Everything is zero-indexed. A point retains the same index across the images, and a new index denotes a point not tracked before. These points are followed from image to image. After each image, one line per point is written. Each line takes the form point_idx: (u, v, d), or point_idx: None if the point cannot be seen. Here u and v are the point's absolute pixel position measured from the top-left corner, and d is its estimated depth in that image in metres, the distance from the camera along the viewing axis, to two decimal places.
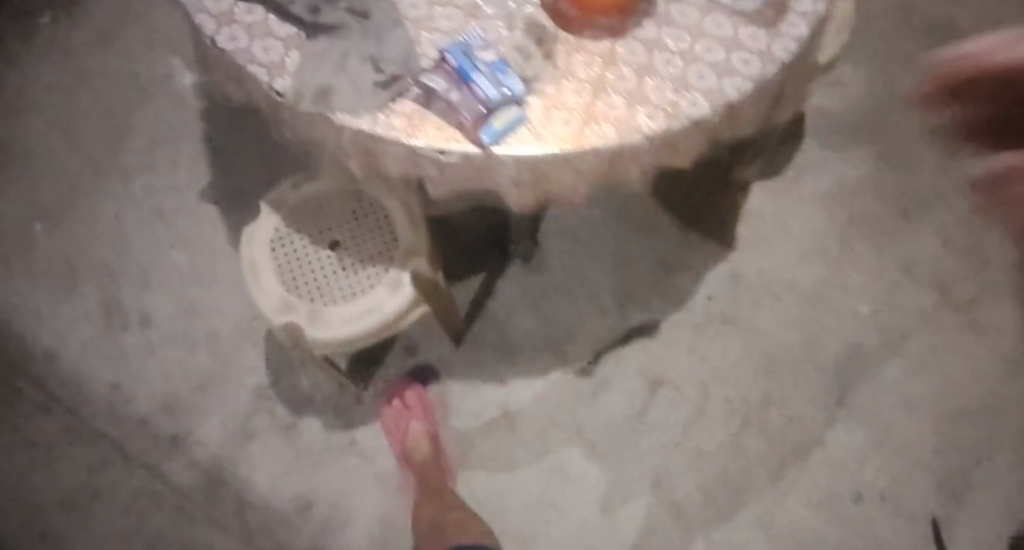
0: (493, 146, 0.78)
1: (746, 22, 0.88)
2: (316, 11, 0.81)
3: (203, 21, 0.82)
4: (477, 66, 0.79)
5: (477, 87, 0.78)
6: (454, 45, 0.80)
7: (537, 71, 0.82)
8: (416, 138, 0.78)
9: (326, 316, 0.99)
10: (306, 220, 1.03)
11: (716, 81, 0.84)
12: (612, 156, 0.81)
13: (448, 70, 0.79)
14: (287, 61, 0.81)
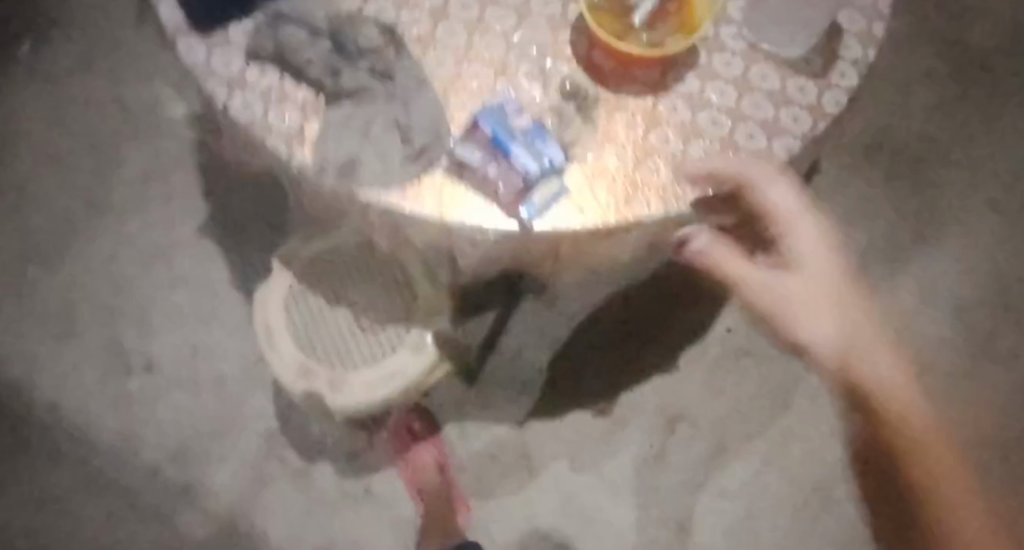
0: (533, 223, 0.73)
1: (795, 71, 0.81)
2: (336, 73, 0.74)
3: (215, 89, 0.76)
4: (514, 134, 0.73)
5: (516, 159, 0.72)
6: (487, 110, 0.74)
7: (576, 135, 0.76)
8: (450, 215, 0.73)
9: (345, 382, 0.96)
10: (317, 279, 0.95)
11: (765, 140, 0.79)
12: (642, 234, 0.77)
13: (482, 139, 0.73)
14: (307, 130, 0.75)
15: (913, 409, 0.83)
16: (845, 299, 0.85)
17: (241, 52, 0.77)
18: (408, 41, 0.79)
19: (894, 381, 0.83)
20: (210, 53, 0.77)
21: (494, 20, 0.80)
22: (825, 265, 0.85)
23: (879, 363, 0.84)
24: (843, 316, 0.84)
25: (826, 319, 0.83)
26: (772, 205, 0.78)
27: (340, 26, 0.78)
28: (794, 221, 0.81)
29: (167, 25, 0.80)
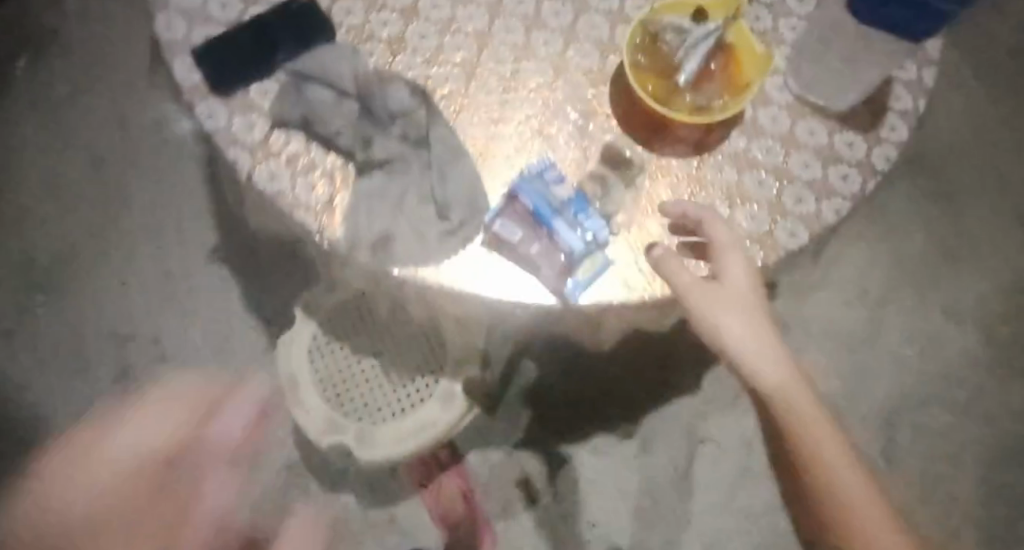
0: (577, 299, 0.70)
1: (844, 125, 0.78)
2: (367, 143, 0.71)
3: (237, 156, 0.72)
4: (555, 208, 0.70)
5: (559, 235, 0.69)
6: (526, 181, 0.71)
7: (618, 204, 0.73)
8: (491, 291, 0.70)
9: (376, 434, 0.94)
10: (345, 328, 0.93)
11: (814, 203, 0.76)
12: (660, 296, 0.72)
13: (523, 213, 0.70)
14: (337, 202, 0.71)
15: (821, 430, 0.68)
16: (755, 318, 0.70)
17: (265, 116, 0.73)
18: (440, 100, 0.75)
19: (806, 409, 0.69)
20: (231, 117, 0.72)
21: (530, 75, 0.77)
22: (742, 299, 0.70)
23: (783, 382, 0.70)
24: (765, 338, 0.71)
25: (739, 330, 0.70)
26: (723, 247, 0.70)
27: (370, 87, 0.74)
28: (730, 252, 0.70)
29: (180, 82, 0.74)
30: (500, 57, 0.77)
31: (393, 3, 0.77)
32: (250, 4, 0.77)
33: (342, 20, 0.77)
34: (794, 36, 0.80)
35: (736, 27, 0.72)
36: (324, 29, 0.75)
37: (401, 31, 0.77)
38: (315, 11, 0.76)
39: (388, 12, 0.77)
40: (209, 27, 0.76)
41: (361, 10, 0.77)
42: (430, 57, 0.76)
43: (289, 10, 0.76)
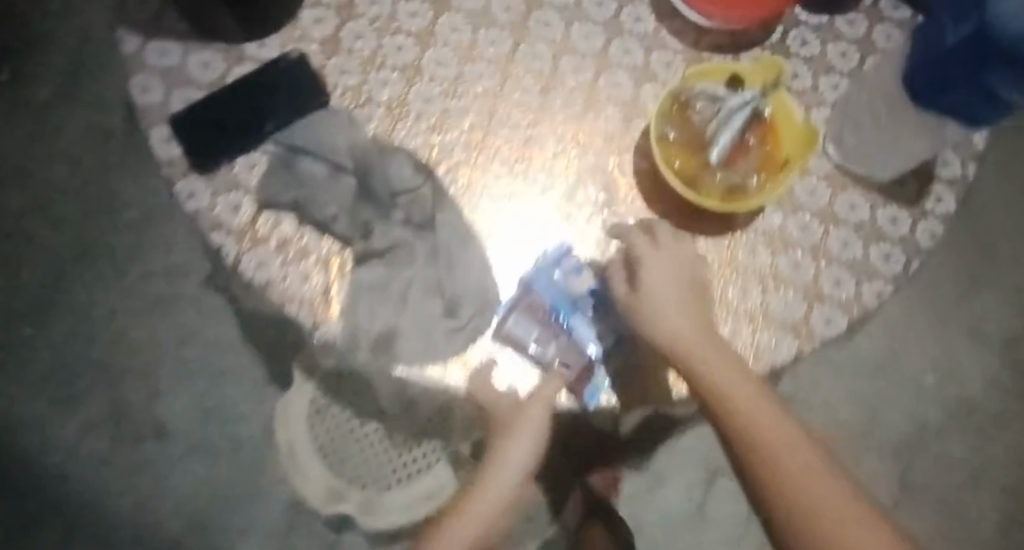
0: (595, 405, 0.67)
1: (886, 198, 0.71)
2: (366, 233, 0.65)
3: (222, 244, 0.65)
4: (575, 303, 0.67)
5: (578, 335, 0.66)
6: (543, 272, 0.66)
7: None
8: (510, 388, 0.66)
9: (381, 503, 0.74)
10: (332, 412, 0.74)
11: (854, 286, 0.69)
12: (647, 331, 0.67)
13: (541, 309, 0.66)
14: (333, 294, 0.65)
15: (736, 390, 0.53)
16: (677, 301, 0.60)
17: (252, 196, 0.66)
18: (445, 175, 0.68)
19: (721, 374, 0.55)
20: (215, 198, 0.66)
21: (544, 143, 0.70)
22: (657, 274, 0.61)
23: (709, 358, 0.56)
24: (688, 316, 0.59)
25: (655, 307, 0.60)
26: (648, 246, 0.63)
27: (368, 160, 0.67)
28: (654, 250, 0.63)
29: (160, 154, 0.67)
30: (512, 122, 0.70)
31: (393, 61, 0.70)
32: (234, 62, 0.69)
33: (336, 81, 0.69)
34: (837, 96, 0.72)
35: (776, 97, 0.65)
36: (316, 93, 0.68)
37: (403, 93, 0.69)
38: (306, 73, 0.68)
39: (388, 70, 0.70)
40: (188, 89, 0.68)
41: (359, 70, 0.70)
42: (436, 123, 0.69)
43: (276, 69, 0.68)
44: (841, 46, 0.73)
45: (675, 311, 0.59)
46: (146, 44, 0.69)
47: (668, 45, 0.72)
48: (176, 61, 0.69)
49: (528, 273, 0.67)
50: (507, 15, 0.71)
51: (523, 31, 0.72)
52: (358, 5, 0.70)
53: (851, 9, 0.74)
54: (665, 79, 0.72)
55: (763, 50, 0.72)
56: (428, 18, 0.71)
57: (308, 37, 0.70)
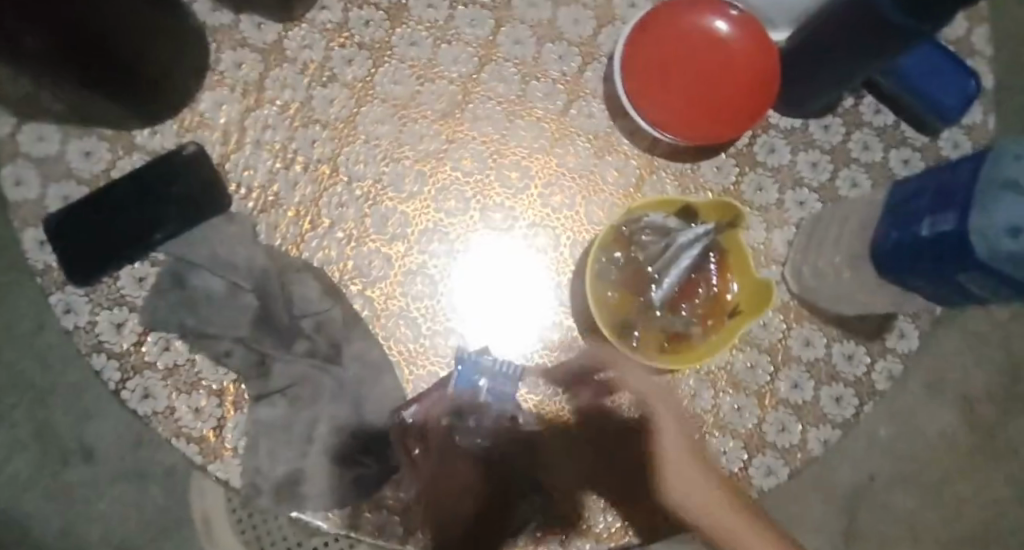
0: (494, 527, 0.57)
1: (845, 333, 0.64)
2: (263, 370, 0.59)
3: (103, 370, 0.57)
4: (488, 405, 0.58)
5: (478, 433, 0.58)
6: (470, 373, 0.59)
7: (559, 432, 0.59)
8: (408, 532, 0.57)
9: None
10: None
11: (799, 431, 0.62)
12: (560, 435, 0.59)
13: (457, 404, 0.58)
14: (229, 429, 0.57)
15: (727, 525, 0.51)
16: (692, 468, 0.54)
17: (140, 314, 0.58)
18: (356, 298, 0.60)
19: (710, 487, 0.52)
20: (95, 314, 0.58)
21: (473, 258, 0.62)
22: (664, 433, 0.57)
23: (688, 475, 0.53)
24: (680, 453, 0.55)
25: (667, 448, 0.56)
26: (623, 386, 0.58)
27: (270, 277, 0.60)
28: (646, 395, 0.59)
29: (38, 254, 0.58)
30: (439, 233, 0.62)
31: (305, 157, 0.61)
32: (123, 153, 0.60)
33: (240, 179, 0.61)
34: (803, 214, 0.65)
35: (731, 234, 0.57)
36: (217, 197, 0.60)
37: (317, 196, 0.61)
38: (208, 171, 0.60)
39: (298, 168, 0.61)
40: (69, 184, 0.59)
41: (266, 167, 0.61)
42: (353, 233, 0.61)
43: (169, 167, 0.59)
44: (814, 155, 0.66)
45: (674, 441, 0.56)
46: (21, 126, 0.59)
47: (623, 148, 0.64)
48: (54, 149, 0.59)
49: (452, 393, 0.58)
50: (438, 106, 0.63)
51: (456, 127, 0.63)
52: (268, 88, 0.62)
53: (827, 112, 0.66)
54: (612, 190, 0.64)
55: (724, 158, 0.65)
56: (348, 106, 0.62)
57: (209, 123, 0.61)
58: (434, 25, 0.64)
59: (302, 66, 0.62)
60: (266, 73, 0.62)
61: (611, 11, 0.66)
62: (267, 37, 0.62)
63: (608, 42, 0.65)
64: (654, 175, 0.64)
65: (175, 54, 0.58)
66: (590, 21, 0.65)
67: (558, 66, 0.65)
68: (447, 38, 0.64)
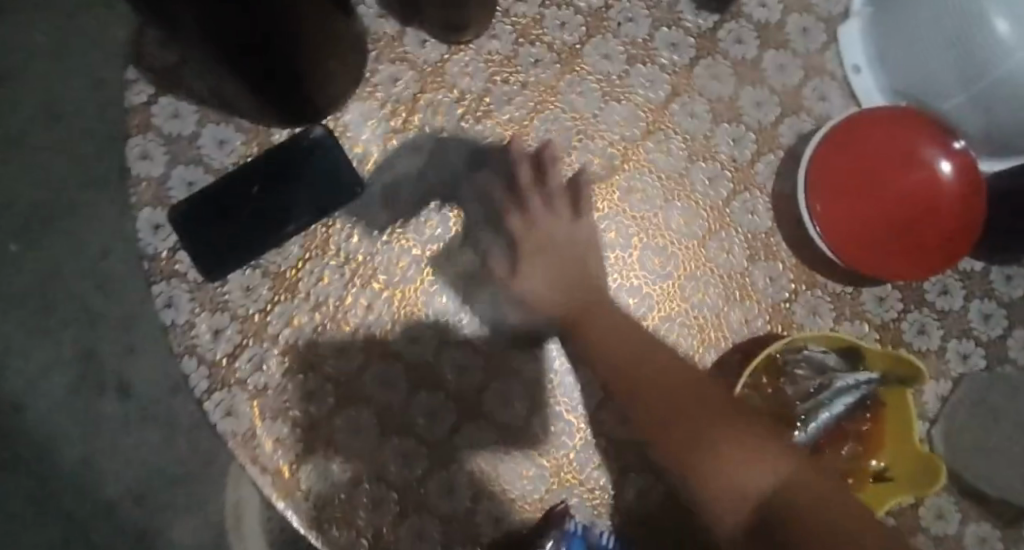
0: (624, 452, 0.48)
1: (983, 513, 0.57)
2: (355, 416, 0.54)
3: (192, 376, 0.53)
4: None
5: None
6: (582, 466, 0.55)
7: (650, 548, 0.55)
8: None
9: None
10: None
11: None
12: (564, 249, 0.54)
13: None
14: (305, 469, 0.53)
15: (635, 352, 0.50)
16: (550, 292, 0.53)
17: (241, 323, 0.54)
18: (463, 356, 0.56)
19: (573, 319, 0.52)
20: (195, 316, 0.54)
21: None
22: (540, 272, 0.53)
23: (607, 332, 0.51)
24: (540, 275, 0.53)
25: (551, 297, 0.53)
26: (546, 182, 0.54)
27: (378, 312, 0.55)
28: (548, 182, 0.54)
29: (152, 235, 0.54)
30: None
31: (442, 194, 0.57)
32: (255, 148, 0.56)
33: (370, 201, 0.56)
34: (959, 369, 0.58)
35: (897, 391, 0.53)
36: (342, 205, 0.56)
37: (446, 234, 0.56)
38: (341, 168, 0.55)
39: (433, 203, 0.57)
40: (193, 170, 0.56)
41: (399, 196, 0.56)
42: (474, 284, 0.56)
43: (299, 157, 0.55)
44: (990, 306, 0.59)
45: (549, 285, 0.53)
46: (156, 98, 0.56)
47: (781, 255, 0.58)
48: (186, 130, 0.56)
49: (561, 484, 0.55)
50: (593, 167, 0.58)
51: (607, 194, 0.58)
52: (419, 111, 0.57)
53: (1017, 264, 0.59)
54: (761, 296, 0.57)
55: (889, 290, 0.58)
56: (498, 147, 0.57)
57: (350, 136, 0.57)
58: (606, 79, 0.58)
59: (458, 95, 0.58)
60: (420, 94, 0.57)
61: (799, 100, 0.59)
62: (429, 56, 0.58)
63: (790, 134, 0.59)
64: (810, 291, 0.58)
65: (338, 62, 0.53)
66: (775, 107, 0.59)
67: (730, 150, 0.58)
68: (618, 94, 0.59)
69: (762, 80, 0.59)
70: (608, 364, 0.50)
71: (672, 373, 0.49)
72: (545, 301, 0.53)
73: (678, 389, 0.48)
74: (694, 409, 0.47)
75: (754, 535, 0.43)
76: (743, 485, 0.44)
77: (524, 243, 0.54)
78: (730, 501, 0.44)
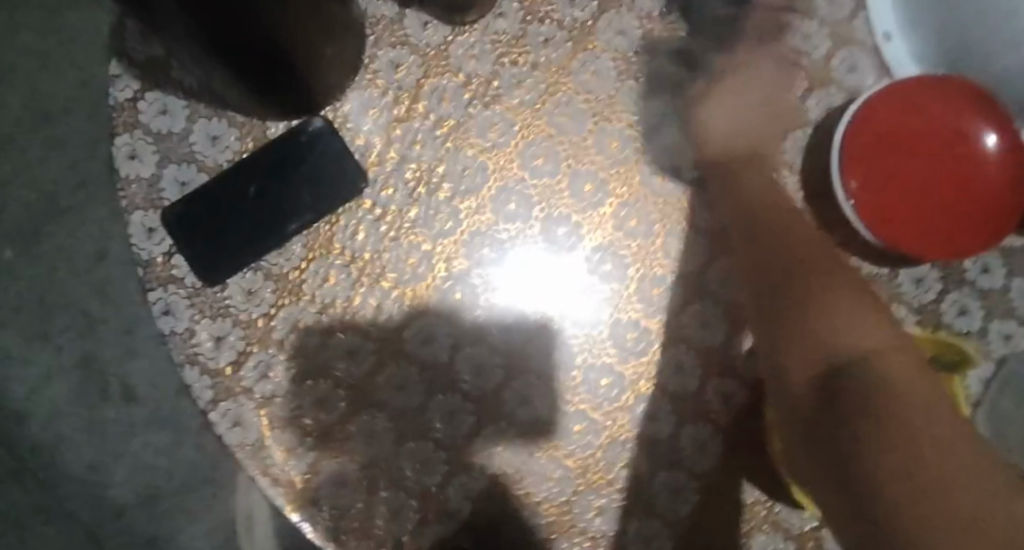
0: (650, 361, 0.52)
1: None
2: (368, 423, 0.51)
3: (194, 387, 0.50)
4: None
5: None
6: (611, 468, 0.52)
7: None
8: None
9: None
10: None
11: None
12: (779, 108, 0.55)
13: None
14: (319, 480, 0.50)
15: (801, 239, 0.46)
16: (723, 122, 0.55)
17: (245, 329, 0.51)
18: (480, 356, 0.52)
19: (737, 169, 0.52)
20: (195, 322, 0.50)
21: (624, 335, 0.53)
22: (721, 114, 0.55)
23: (750, 183, 0.51)
24: (736, 102, 0.56)
25: (713, 129, 0.54)
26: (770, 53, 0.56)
27: (388, 312, 0.52)
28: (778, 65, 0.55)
29: (145, 239, 0.51)
30: (588, 298, 0.53)
31: (451, 185, 0.53)
32: (250, 144, 0.53)
33: (376, 195, 0.53)
34: (1006, 351, 0.55)
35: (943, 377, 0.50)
36: (344, 199, 0.52)
37: (458, 227, 0.53)
38: (342, 160, 0.52)
39: (442, 195, 0.53)
40: (187, 169, 0.53)
41: (406, 189, 0.53)
42: (490, 279, 0.53)
43: (298, 146, 0.52)
44: None
45: (724, 117, 0.55)
46: (142, 93, 0.52)
47: None
48: (177, 127, 0.52)
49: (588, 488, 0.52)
50: (612, 151, 0.54)
51: (626, 179, 0.54)
52: (424, 98, 0.54)
53: None
54: None
55: (928, 271, 0.55)
56: (509, 133, 0.54)
57: (351, 127, 0.53)
58: (621, 56, 0.55)
59: (465, 80, 0.54)
60: (424, 80, 0.54)
61: (826, 74, 0.56)
62: (432, 40, 0.54)
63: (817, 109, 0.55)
64: None
65: (336, 48, 0.50)
66: (801, 81, 0.56)
67: None
68: (635, 73, 0.55)
69: (786, 53, 0.56)
70: (764, 228, 0.46)
71: (817, 246, 0.46)
72: (717, 139, 0.54)
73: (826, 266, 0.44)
74: (833, 277, 0.43)
75: (822, 392, 0.37)
76: (835, 334, 0.39)
77: (743, 93, 0.56)
78: (834, 349, 0.38)
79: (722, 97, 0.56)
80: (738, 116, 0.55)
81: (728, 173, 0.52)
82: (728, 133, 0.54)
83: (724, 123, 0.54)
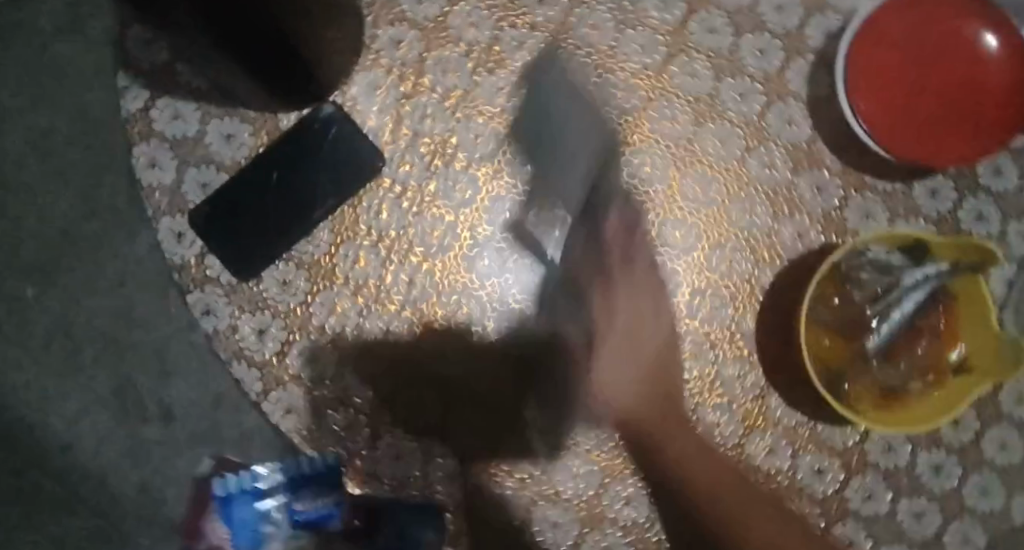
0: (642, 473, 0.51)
1: None
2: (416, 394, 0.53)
3: (244, 380, 0.52)
4: None
5: None
6: None
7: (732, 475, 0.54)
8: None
9: None
10: None
11: (1003, 499, 0.55)
12: (647, 302, 0.53)
13: None
14: (378, 451, 0.53)
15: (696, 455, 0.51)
16: (616, 349, 0.53)
17: (284, 320, 0.53)
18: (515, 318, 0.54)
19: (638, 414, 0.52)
20: (236, 318, 0.52)
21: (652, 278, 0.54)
22: (618, 362, 0.53)
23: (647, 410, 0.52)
24: (619, 325, 0.53)
25: (613, 376, 0.53)
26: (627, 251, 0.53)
27: (421, 286, 0.53)
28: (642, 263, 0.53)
29: (177, 244, 0.53)
30: None
31: (466, 154, 0.54)
32: (264, 137, 0.54)
33: (394, 173, 0.54)
34: None
35: (967, 278, 0.50)
36: (362, 181, 0.53)
37: (477, 195, 0.54)
38: (355, 141, 0.53)
39: (458, 165, 0.54)
40: (207, 170, 0.53)
41: (422, 164, 0.54)
42: (515, 242, 0.54)
43: (310, 134, 0.53)
44: None
45: (618, 356, 0.53)
46: (154, 101, 0.53)
47: (825, 161, 0.55)
48: (191, 130, 0.53)
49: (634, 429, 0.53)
50: (619, 101, 0.55)
51: (636, 127, 0.55)
52: (428, 71, 0.54)
53: None
54: (810, 209, 0.55)
55: (941, 181, 0.56)
56: (516, 97, 0.55)
57: (360, 110, 0.54)
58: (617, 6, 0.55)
59: (467, 48, 0.55)
60: (426, 54, 0.54)
61: None
62: (429, 12, 0.54)
63: (818, 34, 0.55)
64: (860, 194, 0.56)
65: None
66: (798, 8, 0.55)
67: (757, 62, 0.55)
68: (632, 21, 0.55)
69: None
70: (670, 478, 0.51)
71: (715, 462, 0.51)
72: (621, 388, 0.52)
73: (728, 488, 0.50)
74: (740, 492, 0.50)
75: None
76: None
77: (607, 272, 0.53)
78: None
79: (602, 311, 0.53)
80: (619, 365, 0.53)
81: (624, 388, 0.52)
82: (614, 377, 0.53)
83: (623, 362, 0.53)
